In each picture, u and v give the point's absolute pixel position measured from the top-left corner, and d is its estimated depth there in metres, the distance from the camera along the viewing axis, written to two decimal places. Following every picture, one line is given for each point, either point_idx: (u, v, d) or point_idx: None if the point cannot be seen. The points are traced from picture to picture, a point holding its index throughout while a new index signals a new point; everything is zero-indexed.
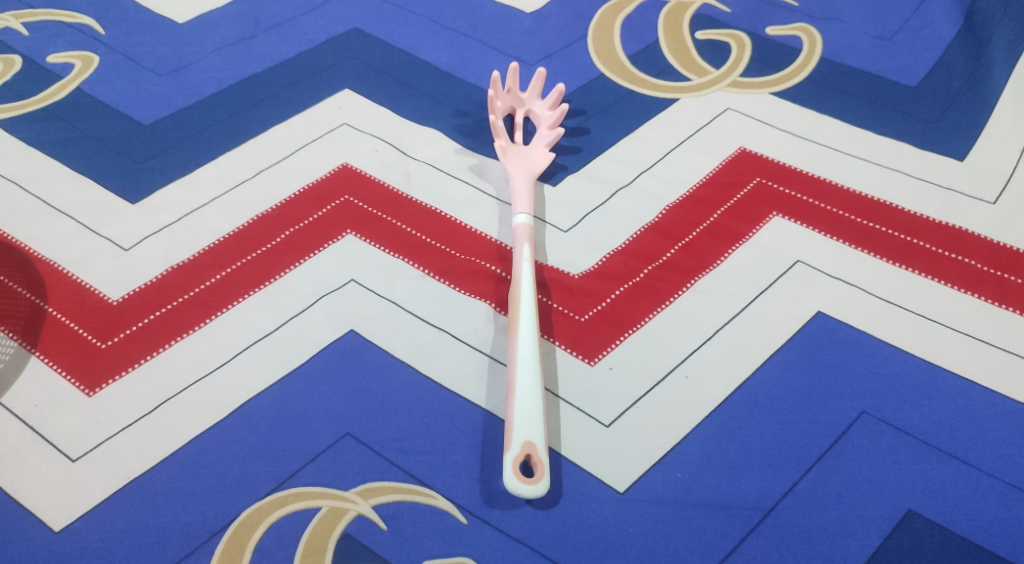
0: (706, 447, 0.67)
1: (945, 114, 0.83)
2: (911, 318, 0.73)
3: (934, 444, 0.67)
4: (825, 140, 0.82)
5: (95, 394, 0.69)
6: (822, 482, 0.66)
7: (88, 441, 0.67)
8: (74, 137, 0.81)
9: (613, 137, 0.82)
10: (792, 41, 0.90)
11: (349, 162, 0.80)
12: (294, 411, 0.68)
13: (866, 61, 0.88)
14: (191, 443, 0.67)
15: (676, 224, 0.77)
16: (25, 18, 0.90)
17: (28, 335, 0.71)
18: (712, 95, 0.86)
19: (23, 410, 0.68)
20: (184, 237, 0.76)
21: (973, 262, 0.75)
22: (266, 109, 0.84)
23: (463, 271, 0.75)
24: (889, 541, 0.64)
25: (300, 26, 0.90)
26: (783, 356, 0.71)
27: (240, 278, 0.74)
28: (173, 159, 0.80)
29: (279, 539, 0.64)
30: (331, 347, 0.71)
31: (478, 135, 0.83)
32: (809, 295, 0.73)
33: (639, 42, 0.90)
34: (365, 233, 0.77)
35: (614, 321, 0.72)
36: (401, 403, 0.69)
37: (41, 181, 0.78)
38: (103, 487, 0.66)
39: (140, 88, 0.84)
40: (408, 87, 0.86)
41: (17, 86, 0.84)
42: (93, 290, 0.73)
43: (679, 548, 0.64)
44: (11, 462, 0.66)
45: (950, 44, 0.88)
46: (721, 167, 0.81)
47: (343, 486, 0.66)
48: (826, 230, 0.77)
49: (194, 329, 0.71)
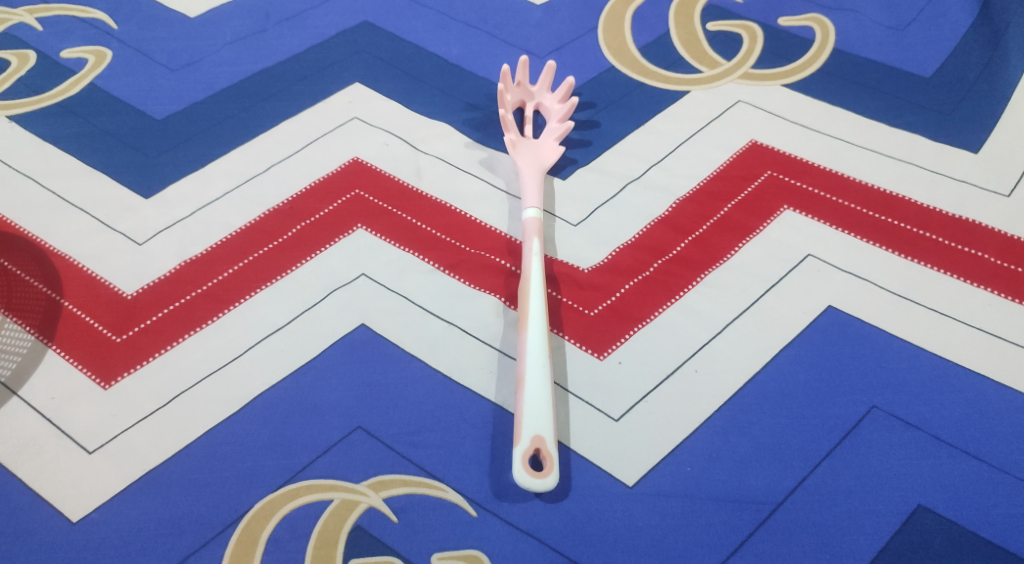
0: (714, 441, 0.67)
1: (960, 105, 0.83)
2: (922, 313, 0.72)
3: (945, 440, 0.67)
4: (836, 132, 0.82)
5: (111, 387, 0.69)
6: (831, 477, 0.66)
7: (104, 433, 0.68)
8: (88, 132, 0.81)
9: (622, 129, 0.82)
10: (805, 32, 0.89)
11: (360, 156, 0.81)
12: (306, 404, 0.69)
13: (880, 52, 0.87)
14: (205, 436, 0.68)
15: (686, 217, 0.77)
16: (40, 13, 0.90)
17: (45, 329, 0.72)
18: (722, 86, 0.85)
19: (40, 403, 0.69)
20: (197, 232, 0.76)
21: (987, 256, 0.74)
22: (277, 103, 0.84)
23: (472, 265, 0.75)
24: (899, 536, 0.64)
25: (310, 20, 0.90)
26: (793, 351, 0.71)
27: (253, 272, 0.74)
28: (185, 154, 0.80)
29: (291, 531, 0.65)
30: (342, 341, 0.72)
31: (487, 129, 0.83)
32: (820, 289, 0.73)
33: (649, 34, 0.89)
34: (375, 227, 0.77)
35: (624, 316, 0.72)
36: (412, 397, 0.69)
37: (56, 176, 0.79)
38: (118, 479, 0.66)
39: (153, 83, 0.85)
40: (419, 80, 0.86)
41: (32, 82, 0.85)
42: (107, 284, 0.74)
43: (687, 542, 0.64)
44: (29, 454, 0.67)
45: (965, 35, 0.88)
46: (732, 159, 0.80)
47: (354, 478, 0.67)
48: (838, 224, 0.77)
49: (207, 322, 0.72)
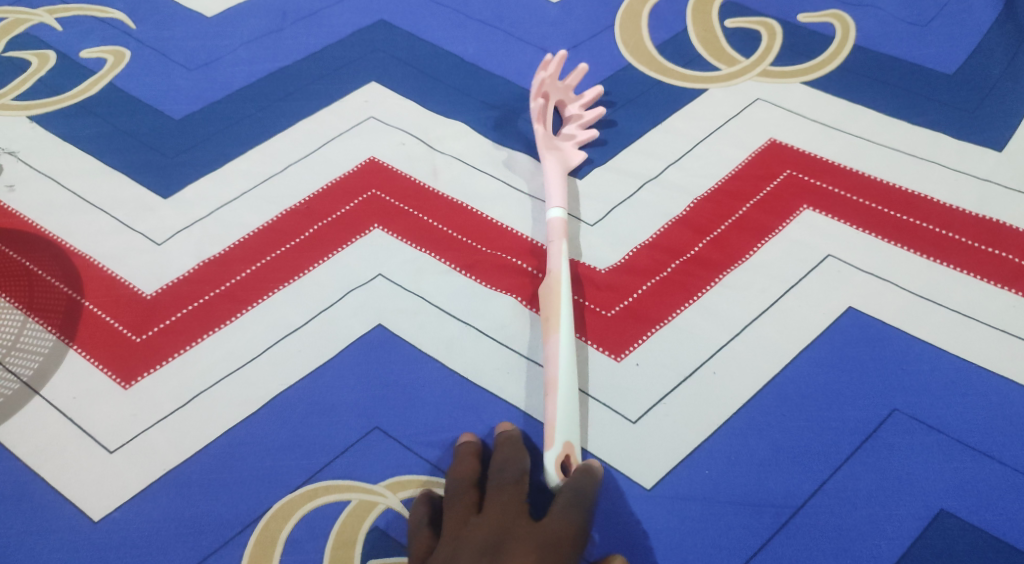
0: (733, 444, 0.67)
1: (983, 103, 0.82)
2: (944, 314, 0.72)
3: (967, 443, 0.67)
4: (857, 130, 0.81)
5: (131, 387, 0.70)
6: (850, 481, 0.66)
7: (124, 433, 0.68)
8: (108, 132, 0.82)
9: (640, 128, 0.82)
10: (825, 28, 0.88)
11: (376, 155, 0.81)
12: (325, 405, 0.69)
13: (902, 48, 0.86)
14: (224, 437, 0.68)
15: (705, 217, 0.77)
16: (59, 13, 0.91)
17: (66, 329, 0.72)
18: (741, 84, 0.85)
19: (62, 403, 0.70)
20: (216, 232, 0.77)
21: (1010, 256, 0.74)
22: (294, 102, 0.84)
23: (489, 265, 0.75)
24: (920, 541, 0.64)
25: (327, 18, 0.90)
26: (812, 353, 0.70)
27: (271, 273, 0.75)
28: (203, 154, 0.80)
29: (310, 532, 0.65)
30: (359, 342, 0.72)
31: (504, 128, 0.82)
32: (839, 290, 0.73)
33: (667, 31, 0.89)
34: (392, 227, 0.77)
35: (641, 317, 0.72)
36: (429, 398, 0.69)
37: (76, 176, 0.79)
38: (138, 479, 0.67)
39: (171, 83, 0.85)
40: (435, 79, 0.85)
41: (51, 82, 0.85)
42: (127, 284, 0.74)
43: (706, 546, 0.64)
44: (50, 454, 0.68)
45: (988, 31, 0.87)
46: (751, 157, 0.80)
47: (372, 479, 0.67)
48: (858, 224, 0.76)
49: (226, 322, 0.73)
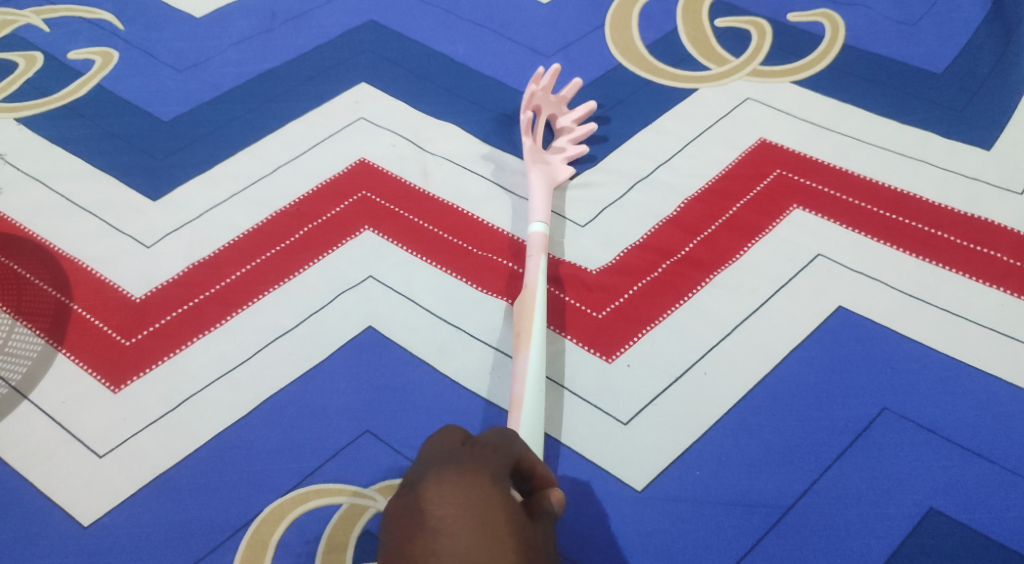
0: (724, 445, 0.67)
1: (972, 101, 0.82)
2: (933, 313, 0.72)
3: (956, 442, 0.67)
4: (847, 130, 0.81)
5: (120, 391, 0.70)
6: (841, 481, 0.66)
7: (114, 438, 0.68)
8: (96, 134, 0.81)
9: (630, 128, 0.82)
10: (814, 27, 0.88)
11: (366, 157, 0.80)
12: (315, 408, 0.69)
13: (891, 47, 0.86)
14: (214, 441, 0.68)
15: (695, 217, 0.76)
16: (46, 14, 0.90)
17: (55, 333, 0.72)
18: (730, 84, 0.84)
19: (51, 407, 0.69)
20: (205, 234, 0.76)
21: (999, 255, 0.74)
22: (283, 103, 0.84)
23: (480, 267, 0.75)
24: (911, 540, 0.64)
25: (316, 19, 0.90)
26: (802, 353, 0.70)
27: (261, 275, 0.74)
28: (192, 156, 0.80)
29: (301, 535, 0.65)
30: (350, 345, 0.72)
31: (494, 128, 0.82)
32: (829, 289, 0.73)
33: (657, 31, 0.88)
34: (382, 229, 0.77)
35: (632, 318, 0.72)
36: (420, 401, 0.69)
37: (64, 179, 0.79)
38: (128, 483, 0.67)
39: (159, 84, 0.85)
40: (425, 79, 0.85)
41: (39, 84, 0.85)
42: (116, 287, 0.74)
43: (696, 546, 0.64)
44: (40, 459, 0.68)
45: (977, 29, 0.87)
46: (741, 157, 0.80)
47: (363, 482, 0.67)
48: (848, 223, 0.76)
49: (216, 325, 0.72)
